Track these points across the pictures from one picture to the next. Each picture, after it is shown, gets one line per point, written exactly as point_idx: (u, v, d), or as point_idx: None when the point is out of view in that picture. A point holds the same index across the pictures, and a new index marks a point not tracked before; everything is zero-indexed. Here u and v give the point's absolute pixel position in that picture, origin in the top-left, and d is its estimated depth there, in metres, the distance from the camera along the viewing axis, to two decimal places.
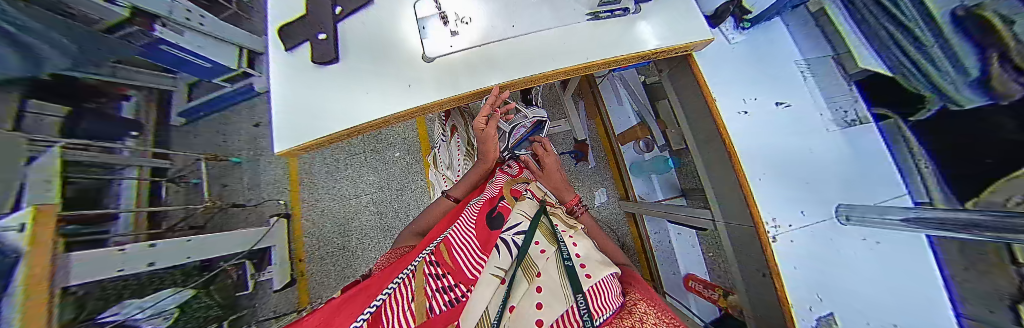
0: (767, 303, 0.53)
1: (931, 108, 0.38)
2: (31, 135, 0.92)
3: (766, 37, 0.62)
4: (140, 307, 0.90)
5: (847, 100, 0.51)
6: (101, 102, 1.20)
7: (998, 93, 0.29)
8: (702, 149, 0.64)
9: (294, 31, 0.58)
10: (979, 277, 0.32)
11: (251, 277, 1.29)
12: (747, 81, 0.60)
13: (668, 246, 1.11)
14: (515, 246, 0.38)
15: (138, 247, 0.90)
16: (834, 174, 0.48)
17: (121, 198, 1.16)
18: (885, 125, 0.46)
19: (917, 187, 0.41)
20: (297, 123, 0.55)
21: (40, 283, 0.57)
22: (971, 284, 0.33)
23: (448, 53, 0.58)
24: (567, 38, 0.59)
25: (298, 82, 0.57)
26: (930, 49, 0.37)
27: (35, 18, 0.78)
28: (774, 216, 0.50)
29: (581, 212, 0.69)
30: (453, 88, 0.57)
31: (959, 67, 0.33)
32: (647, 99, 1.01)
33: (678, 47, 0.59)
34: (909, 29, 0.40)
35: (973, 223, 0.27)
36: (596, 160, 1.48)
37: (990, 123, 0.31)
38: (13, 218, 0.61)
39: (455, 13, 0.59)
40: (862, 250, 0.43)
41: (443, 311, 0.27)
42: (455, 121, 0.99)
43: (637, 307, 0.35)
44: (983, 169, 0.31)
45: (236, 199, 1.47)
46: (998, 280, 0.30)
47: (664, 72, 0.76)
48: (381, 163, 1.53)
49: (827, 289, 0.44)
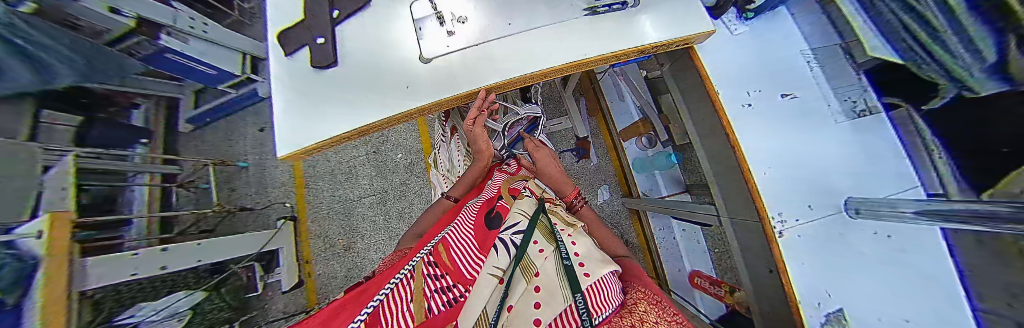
0: (774, 298, 0.52)
1: (944, 96, 0.37)
2: (46, 145, 0.95)
3: (770, 28, 0.61)
4: (154, 309, 0.93)
5: (857, 89, 0.49)
6: (112, 112, 1.25)
7: (1017, 78, 0.28)
8: (705, 144, 0.63)
9: (293, 36, 0.59)
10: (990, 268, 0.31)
11: (260, 279, 1.32)
12: (751, 73, 0.58)
13: (672, 243, 1.10)
14: (514, 246, 0.37)
15: (151, 250, 0.92)
16: (840, 167, 0.47)
17: (134, 204, 1.20)
18: (896, 115, 0.43)
19: (930, 179, 0.38)
20: (297, 126, 0.55)
21: (59, 288, 0.59)
22: None
23: (446, 53, 0.58)
24: (564, 34, 0.58)
25: (297, 85, 0.57)
26: (944, 35, 0.36)
27: (48, 34, 0.80)
28: (780, 210, 0.50)
29: (581, 206, 0.68)
30: (449, 89, 0.57)
31: (977, 53, 0.32)
32: (648, 94, 0.99)
33: (678, 40, 0.57)
34: (923, 17, 0.38)
35: (992, 215, 0.26)
36: (598, 157, 1.46)
37: (1005, 111, 0.30)
38: (32, 225, 0.63)
39: (451, 13, 0.59)
40: (872, 246, 0.42)
41: (442, 311, 0.28)
42: (454, 121, 0.98)
43: (638, 306, 0.34)
44: (996, 159, 0.30)
45: (244, 202, 1.50)
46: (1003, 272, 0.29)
47: (664, 66, 0.75)
48: (384, 165, 1.55)
49: (838, 285, 0.43)
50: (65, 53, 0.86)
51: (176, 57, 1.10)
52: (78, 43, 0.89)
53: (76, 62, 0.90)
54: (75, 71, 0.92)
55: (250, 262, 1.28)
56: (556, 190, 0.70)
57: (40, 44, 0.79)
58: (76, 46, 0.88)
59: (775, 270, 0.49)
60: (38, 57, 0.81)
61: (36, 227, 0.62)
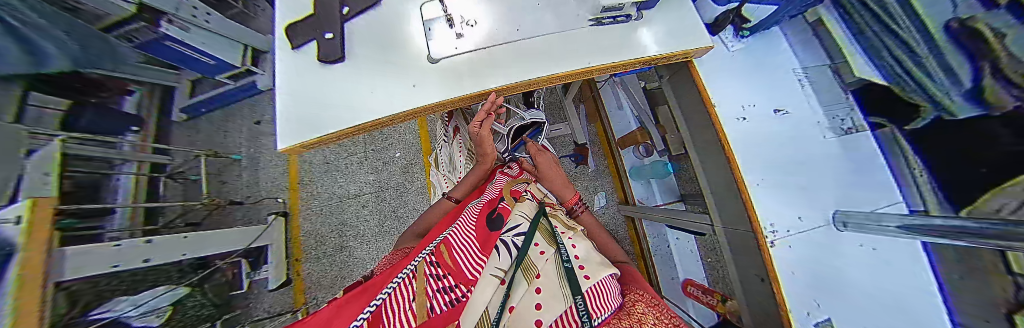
0: (763, 310, 0.52)
1: (925, 117, 0.41)
2: (33, 128, 0.92)
3: (764, 46, 0.64)
4: (133, 304, 0.88)
5: (844, 108, 0.53)
6: (104, 97, 1.20)
7: (994, 104, 0.33)
8: (701, 155, 0.65)
9: (303, 29, 0.59)
10: (982, 282, 0.33)
11: (246, 277, 1.27)
12: (748, 88, 0.60)
13: (666, 251, 1.11)
14: (515, 247, 0.38)
15: (133, 243, 0.87)
16: (830, 182, 0.50)
17: (119, 193, 1.16)
18: (880, 134, 0.47)
19: (913, 197, 0.42)
20: (301, 118, 0.55)
21: (33, 286, 0.54)
22: (971, 294, 0.34)
23: (454, 54, 0.59)
24: (568, 42, 0.60)
25: (303, 80, 0.57)
26: (923, 60, 0.41)
27: (36, 10, 0.75)
28: (772, 221, 0.50)
29: (581, 212, 0.70)
30: (455, 89, 0.58)
31: (954, 78, 0.37)
32: (646, 105, 1.02)
33: (679, 53, 0.59)
34: (906, 42, 0.43)
35: (965, 230, 0.28)
36: (596, 163, 1.48)
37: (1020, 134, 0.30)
38: (11, 210, 0.61)
39: (460, 16, 0.60)
40: (860, 256, 0.43)
41: (443, 311, 0.27)
42: (457, 122, 0.99)
43: (637, 308, 0.35)
44: (977, 178, 0.34)
45: (235, 196, 1.47)
46: (1004, 292, 0.30)
47: (664, 78, 0.77)
48: (381, 163, 1.53)
49: (825, 294, 0.44)
50: (58, 36, 0.82)
51: (176, 45, 1.09)
52: (73, 25, 0.85)
53: (71, 47, 0.86)
54: (66, 57, 0.88)
55: (236, 257, 1.23)
56: (557, 195, 0.70)
57: (32, 24, 0.75)
58: (70, 28, 0.84)
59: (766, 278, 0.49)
60: (32, 40, 0.77)
61: (16, 211, 0.60)
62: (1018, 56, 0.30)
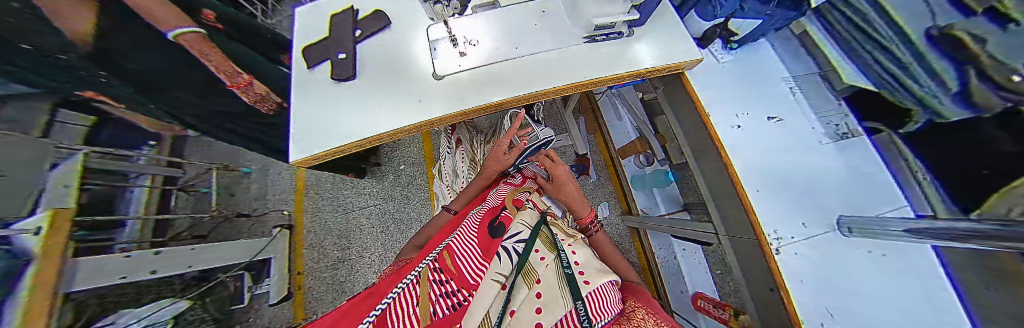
0: (773, 319, 0.49)
1: (918, 121, 0.43)
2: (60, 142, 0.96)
3: (754, 57, 0.66)
4: (135, 317, 0.85)
5: (838, 114, 0.55)
6: None
7: (982, 105, 0.35)
8: (699, 161, 0.65)
9: (318, 50, 0.64)
10: (1006, 287, 0.32)
11: (247, 290, 1.26)
12: (742, 98, 0.62)
13: (673, 261, 1.09)
14: (516, 253, 0.38)
15: (144, 253, 0.89)
16: (830, 188, 0.50)
17: (132, 205, 1.18)
18: (877, 138, 0.49)
19: (922, 204, 0.42)
20: (312, 132, 0.58)
21: (43, 291, 0.56)
22: (996, 305, 0.33)
23: (457, 71, 0.62)
24: (564, 58, 0.64)
25: (315, 93, 0.61)
26: (910, 66, 0.43)
27: None
28: (776, 228, 0.49)
29: (594, 231, 0.68)
30: (461, 103, 0.61)
31: (942, 82, 0.39)
32: (645, 115, 1.03)
33: (671, 66, 0.62)
34: (891, 50, 0.47)
35: (974, 232, 0.28)
36: (597, 174, 1.49)
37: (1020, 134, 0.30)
38: (28, 222, 0.63)
39: (464, 36, 0.65)
40: (868, 263, 0.43)
41: (446, 315, 0.27)
42: (461, 134, 1.01)
43: (637, 314, 0.34)
44: (981, 179, 0.34)
45: (241, 209, 1.52)
46: None
47: (659, 88, 0.79)
48: (385, 175, 1.57)
49: (837, 303, 0.42)
50: None
51: None
52: None
53: None
54: None
55: (239, 270, 1.23)
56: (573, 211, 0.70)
57: None
58: None
59: (775, 288, 0.46)
60: None
61: (34, 223, 0.62)
62: (1000, 61, 0.32)
